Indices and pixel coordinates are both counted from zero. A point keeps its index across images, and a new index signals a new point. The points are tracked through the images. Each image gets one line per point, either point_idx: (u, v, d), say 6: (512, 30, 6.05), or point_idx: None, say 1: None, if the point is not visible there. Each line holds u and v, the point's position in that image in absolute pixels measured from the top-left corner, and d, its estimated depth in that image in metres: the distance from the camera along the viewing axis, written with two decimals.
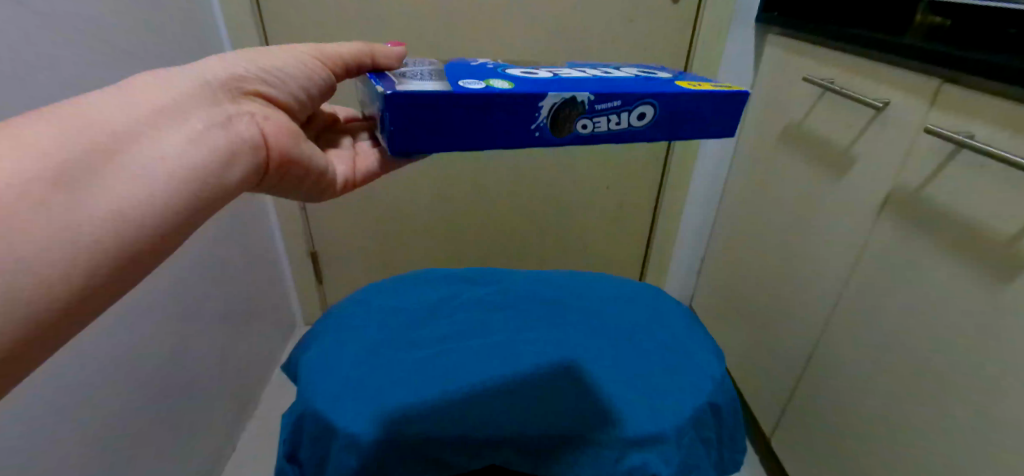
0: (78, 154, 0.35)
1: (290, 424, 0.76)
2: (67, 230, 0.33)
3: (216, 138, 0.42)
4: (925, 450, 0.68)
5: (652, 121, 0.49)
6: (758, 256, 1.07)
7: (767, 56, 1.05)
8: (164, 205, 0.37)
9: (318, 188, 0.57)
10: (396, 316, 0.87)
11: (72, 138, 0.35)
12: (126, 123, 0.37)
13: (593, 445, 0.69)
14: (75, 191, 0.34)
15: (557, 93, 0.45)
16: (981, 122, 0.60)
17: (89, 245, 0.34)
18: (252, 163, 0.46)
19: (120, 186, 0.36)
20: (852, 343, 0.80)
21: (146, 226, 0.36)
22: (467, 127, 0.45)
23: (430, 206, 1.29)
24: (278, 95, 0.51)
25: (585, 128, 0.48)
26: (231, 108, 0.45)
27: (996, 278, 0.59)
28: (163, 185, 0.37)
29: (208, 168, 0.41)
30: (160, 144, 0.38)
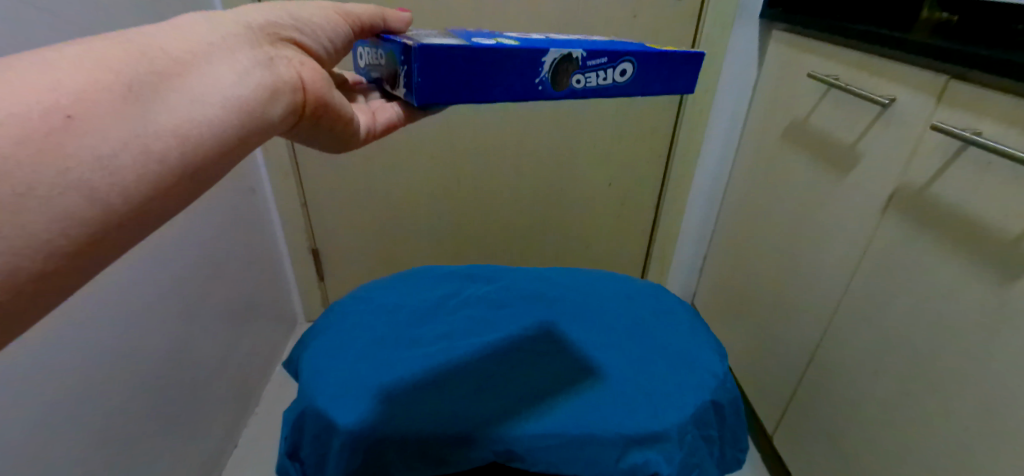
0: (141, 75, 0.36)
1: (291, 421, 0.76)
2: (136, 137, 0.34)
3: (257, 77, 0.42)
4: (929, 450, 0.67)
5: (632, 77, 0.55)
6: (761, 254, 1.07)
7: (771, 52, 1.04)
8: (218, 129, 0.38)
9: (341, 138, 0.55)
10: (397, 314, 0.87)
11: (135, 61, 0.36)
12: (182, 51, 0.38)
13: (595, 442, 0.69)
14: (145, 103, 0.35)
15: (556, 50, 0.50)
16: (987, 119, 0.60)
17: (157, 153, 0.35)
18: (292, 103, 0.45)
19: (180, 105, 0.36)
20: (855, 342, 0.80)
21: (203, 146, 0.37)
22: (483, 79, 0.48)
23: (432, 203, 1.29)
24: (311, 45, 0.49)
25: (580, 83, 0.52)
26: (270, 49, 0.44)
27: (1001, 277, 0.58)
28: (218, 109, 0.38)
29: (254, 99, 0.41)
30: (213, 73, 0.39)
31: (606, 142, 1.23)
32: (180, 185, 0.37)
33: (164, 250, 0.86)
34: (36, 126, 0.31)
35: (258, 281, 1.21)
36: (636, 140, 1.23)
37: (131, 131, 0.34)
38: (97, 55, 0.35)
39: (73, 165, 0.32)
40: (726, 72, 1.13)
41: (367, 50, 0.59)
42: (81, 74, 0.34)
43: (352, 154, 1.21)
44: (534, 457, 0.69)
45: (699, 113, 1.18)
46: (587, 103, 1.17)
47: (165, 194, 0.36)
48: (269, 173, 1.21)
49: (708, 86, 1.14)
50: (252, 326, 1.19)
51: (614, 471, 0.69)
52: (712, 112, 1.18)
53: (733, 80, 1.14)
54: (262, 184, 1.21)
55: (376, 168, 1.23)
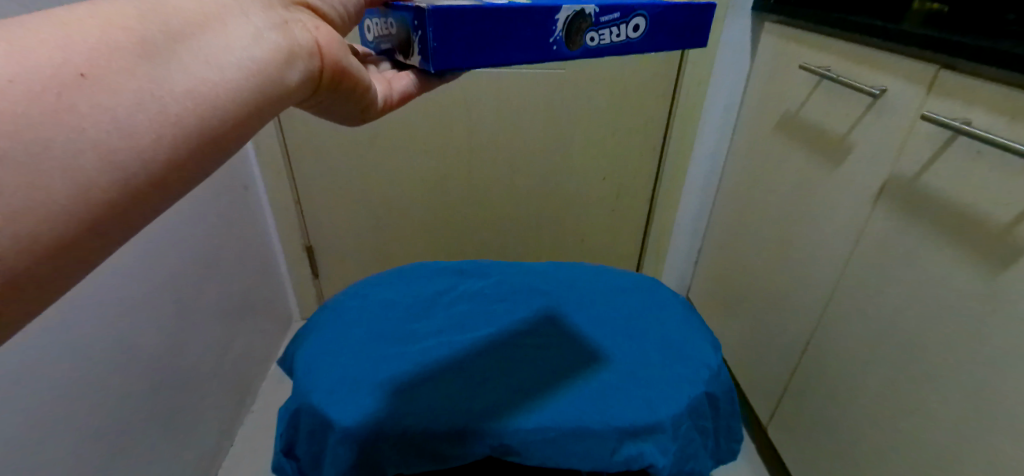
0: (150, 31, 0.30)
1: (286, 417, 0.76)
2: (152, 99, 0.29)
3: (273, 41, 0.36)
4: (923, 438, 0.68)
5: (645, 32, 0.55)
6: (755, 245, 1.07)
7: (764, 43, 1.04)
8: (235, 93, 0.33)
9: (359, 107, 0.48)
10: (393, 310, 0.87)
11: (143, 17, 0.31)
12: (195, 9, 0.33)
13: (591, 436, 0.69)
14: (160, 62, 0.30)
15: (570, 6, 0.49)
16: (978, 109, 0.60)
17: (174, 117, 0.30)
18: (311, 71, 0.39)
19: (196, 65, 0.31)
20: (848, 332, 0.80)
21: (222, 112, 0.32)
22: (496, 40, 0.47)
23: (426, 199, 1.29)
24: (324, 10, 0.43)
25: (595, 41, 0.52)
26: (285, 11, 0.38)
27: (991, 266, 0.59)
28: (235, 71, 0.33)
29: (272, 62, 0.35)
30: (230, 32, 0.34)
31: (600, 136, 1.23)
32: (199, 155, 0.31)
33: (158, 248, 0.86)
34: (40, 84, 0.26)
35: (252, 279, 1.21)
36: (630, 133, 1.23)
37: (144, 92, 0.29)
38: (103, 7, 0.30)
39: (78, 129, 0.27)
40: (720, 63, 1.13)
41: (377, 21, 0.56)
42: (88, 29, 0.29)
43: (345, 150, 1.21)
44: (530, 451, 0.69)
45: (693, 106, 1.17)
46: (580, 97, 1.17)
47: (183, 165, 0.31)
48: (262, 171, 1.20)
49: (701, 78, 1.14)
50: (247, 324, 1.19)
51: (609, 464, 0.70)
52: (706, 104, 1.18)
53: (727, 71, 1.14)
54: (256, 182, 1.21)
55: (370, 165, 1.23)
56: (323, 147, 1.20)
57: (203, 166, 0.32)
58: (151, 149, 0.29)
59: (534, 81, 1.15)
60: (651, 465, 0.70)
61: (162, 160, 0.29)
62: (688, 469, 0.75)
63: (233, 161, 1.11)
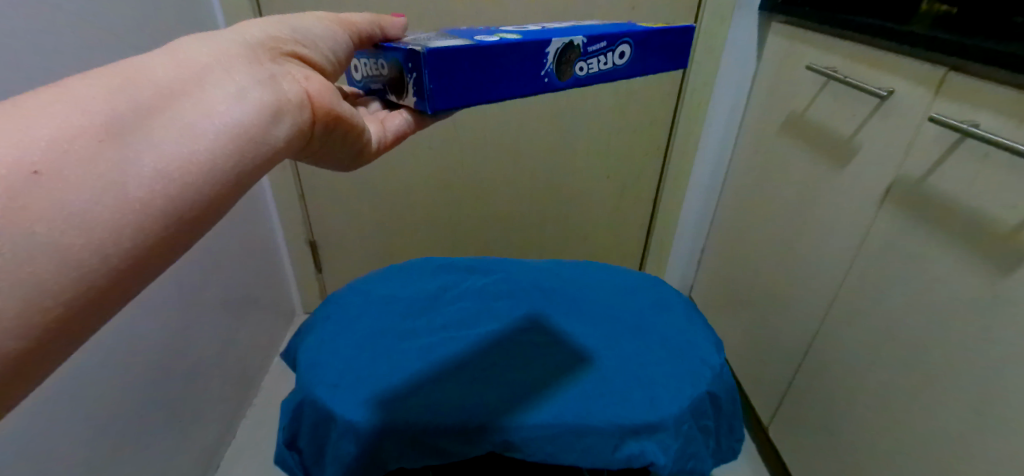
0: (120, 111, 0.33)
1: (290, 411, 0.76)
2: (116, 188, 0.31)
3: (257, 97, 0.39)
4: (924, 441, 0.68)
5: (630, 58, 0.57)
6: (759, 246, 1.07)
7: (771, 45, 1.04)
8: (211, 159, 0.35)
9: (356, 149, 0.52)
10: (395, 306, 0.87)
11: (115, 96, 0.33)
12: (173, 78, 0.36)
13: (594, 433, 0.69)
14: (126, 142, 0.32)
15: (560, 39, 0.51)
16: (986, 111, 0.60)
17: (139, 203, 0.32)
18: (300, 122, 0.43)
19: (168, 141, 0.34)
20: (851, 333, 0.80)
21: (195, 187, 0.34)
22: (490, 77, 0.49)
23: (429, 194, 1.29)
24: (314, 57, 0.47)
25: (583, 70, 0.54)
26: (272, 64, 0.43)
27: (998, 269, 0.59)
28: (212, 138, 0.36)
29: (258, 120, 0.39)
30: (207, 99, 0.37)
31: (604, 135, 1.23)
32: (176, 236, 0.34)
33: None
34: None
35: (256, 272, 1.21)
36: (634, 133, 1.23)
37: (106, 179, 0.31)
38: (74, 95, 0.32)
39: (45, 235, 0.29)
40: (725, 65, 1.13)
41: (366, 61, 0.56)
42: (52, 119, 0.31)
43: None
44: (533, 447, 0.69)
45: (698, 105, 1.18)
46: (586, 95, 1.17)
47: (160, 248, 0.34)
48: None
49: (706, 78, 1.14)
50: (250, 317, 1.19)
51: (611, 461, 0.70)
52: (711, 105, 1.18)
53: (732, 72, 1.14)
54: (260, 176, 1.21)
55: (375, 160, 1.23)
56: None
57: (180, 246, 0.35)
58: (117, 243, 0.31)
59: None
60: (652, 463, 0.70)
61: (138, 247, 0.32)
62: (690, 467, 0.76)
63: None
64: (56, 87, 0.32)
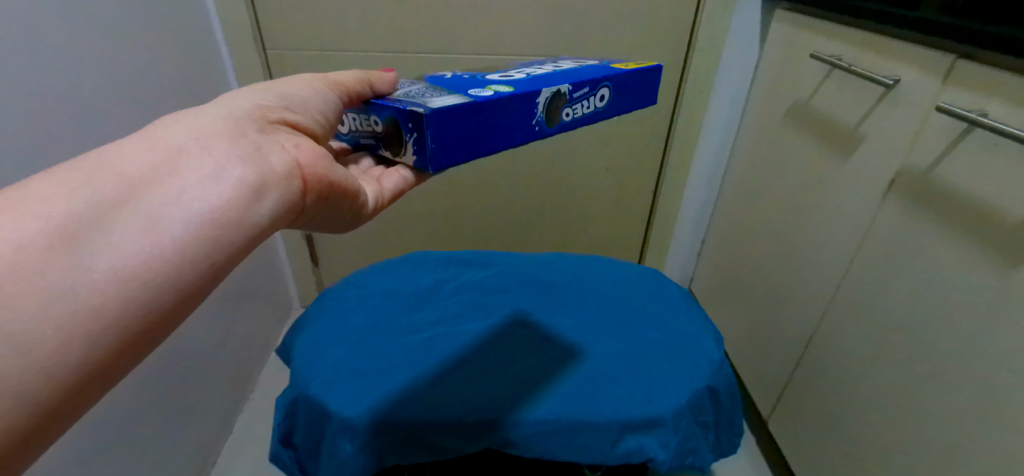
0: (80, 213, 0.34)
1: (284, 407, 0.75)
2: (66, 298, 0.32)
3: (236, 174, 0.40)
4: (927, 437, 0.67)
5: (609, 100, 0.61)
6: (761, 238, 1.06)
7: (773, 33, 1.02)
8: (179, 252, 0.36)
9: (355, 210, 0.54)
10: (390, 300, 0.86)
11: (76, 195, 0.34)
12: (140, 170, 0.37)
13: (592, 429, 0.69)
14: (77, 249, 0.33)
15: (548, 89, 0.54)
16: (996, 100, 0.58)
17: (91, 312, 0.33)
18: (287, 194, 0.44)
19: (128, 239, 0.35)
20: (853, 327, 0.79)
21: (154, 286, 0.35)
22: (487, 130, 0.51)
23: (427, 187, 1.27)
24: (305, 121, 0.49)
25: (569, 115, 0.57)
26: (258, 135, 0.44)
27: (1006, 262, 0.57)
28: (179, 231, 0.36)
29: (237, 200, 0.40)
30: (177, 187, 0.37)
31: (604, 126, 1.21)
32: (141, 334, 0.36)
33: None
34: None
35: (252, 266, 1.20)
36: (634, 124, 1.21)
37: (58, 291, 0.32)
38: (33, 198, 0.33)
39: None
40: (727, 54, 1.11)
41: (354, 116, 0.56)
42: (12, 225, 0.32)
43: None
44: (530, 444, 0.69)
45: (700, 95, 1.16)
46: None
47: (128, 345, 0.35)
48: None
49: (708, 67, 1.12)
50: (246, 311, 1.18)
51: (610, 457, 0.69)
52: (712, 94, 1.16)
53: (734, 62, 1.11)
54: None
55: None
56: None
57: (140, 346, 0.36)
58: (72, 354, 0.32)
59: None
60: (652, 458, 0.69)
61: (104, 350, 0.34)
62: (688, 463, 0.75)
63: None
64: (21, 187, 0.34)
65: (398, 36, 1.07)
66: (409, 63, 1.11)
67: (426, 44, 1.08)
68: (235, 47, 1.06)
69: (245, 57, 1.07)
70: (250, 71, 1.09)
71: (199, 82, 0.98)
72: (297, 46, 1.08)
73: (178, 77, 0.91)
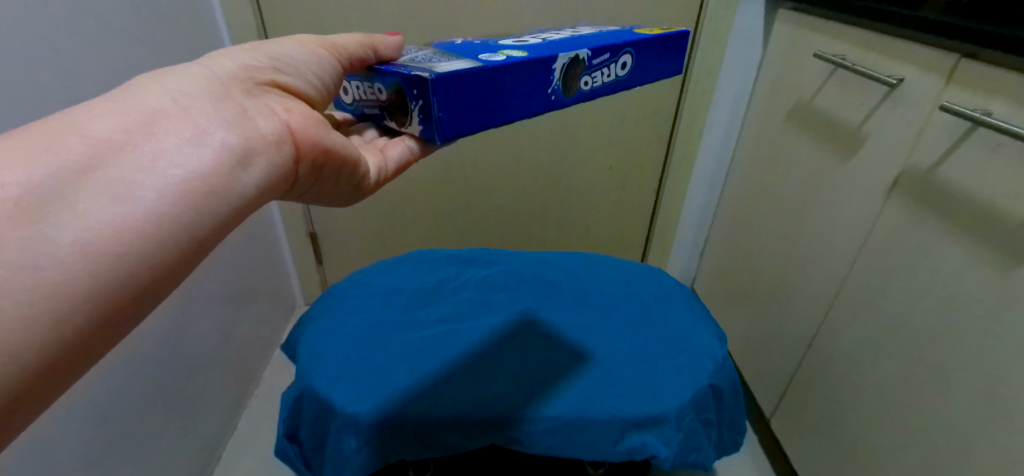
0: (50, 177, 0.34)
1: (288, 403, 0.75)
2: (37, 264, 0.32)
3: (219, 138, 0.41)
4: (928, 434, 0.67)
5: (630, 67, 0.61)
6: (763, 236, 1.06)
7: (776, 32, 1.02)
8: (158, 214, 0.37)
9: (352, 179, 0.55)
10: (393, 298, 0.86)
11: (45, 157, 0.35)
12: (117, 132, 0.37)
13: (595, 426, 0.69)
14: (50, 212, 0.33)
15: (565, 54, 0.54)
16: (999, 99, 0.58)
17: (71, 276, 0.33)
18: (276, 160, 0.45)
19: (104, 203, 0.35)
20: (855, 325, 0.80)
21: (131, 253, 0.36)
22: (498, 97, 0.51)
23: (430, 185, 1.28)
24: (296, 84, 0.51)
25: (587, 84, 0.57)
26: (245, 99, 0.45)
27: (1008, 260, 0.58)
28: (157, 193, 0.37)
29: (222, 164, 0.41)
30: (153, 150, 0.38)
31: (607, 124, 1.21)
32: (127, 299, 0.36)
33: None
34: None
35: (256, 265, 1.21)
36: (636, 122, 1.22)
37: (33, 254, 0.32)
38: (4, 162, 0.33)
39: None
40: (731, 52, 1.11)
41: (358, 84, 0.58)
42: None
43: None
44: (533, 441, 0.69)
45: (703, 94, 1.16)
46: None
47: (110, 315, 0.36)
48: None
49: (712, 66, 1.12)
50: (250, 309, 1.19)
51: (612, 453, 0.70)
52: (716, 92, 1.16)
53: (737, 59, 1.11)
54: None
55: None
56: None
57: (134, 306, 0.37)
58: (54, 319, 0.33)
59: None
60: (654, 456, 0.70)
61: (87, 317, 0.34)
62: (691, 461, 0.75)
63: None
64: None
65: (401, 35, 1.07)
66: None
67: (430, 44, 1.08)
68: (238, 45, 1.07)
69: None
70: None
71: None
72: None
73: None
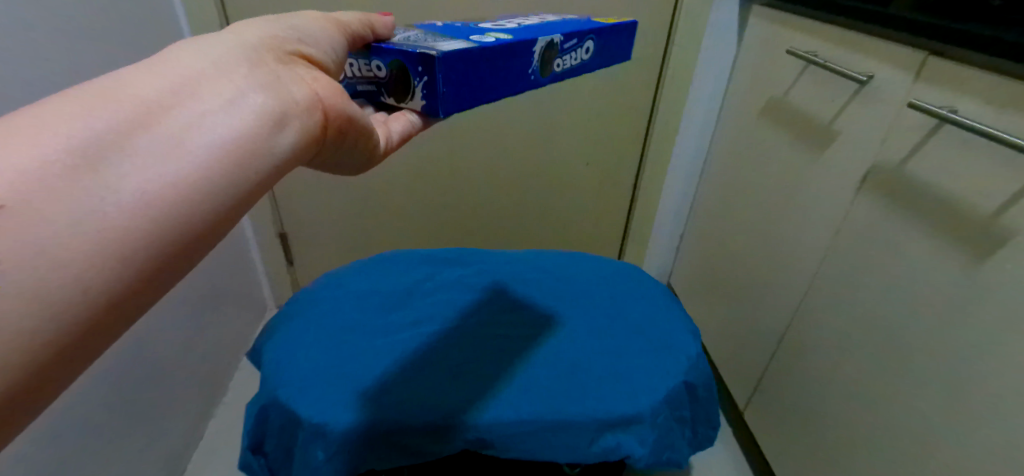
0: (82, 140, 0.31)
1: (252, 414, 0.73)
2: (66, 234, 0.29)
3: (254, 103, 0.38)
4: (898, 428, 0.68)
5: (593, 52, 0.61)
6: (738, 232, 1.06)
7: (751, 28, 1.02)
8: (198, 181, 0.34)
9: (370, 153, 0.51)
10: (364, 301, 0.84)
11: (75, 121, 0.31)
12: (150, 94, 0.34)
13: (569, 428, 0.68)
14: (82, 178, 0.30)
15: (543, 36, 0.53)
16: (965, 97, 0.58)
17: (104, 246, 0.30)
18: (308, 129, 0.42)
19: (142, 171, 0.32)
20: (827, 320, 0.80)
21: (167, 223, 0.32)
22: (490, 76, 0.50)
23: (405, 183, 1.25)
24: (322, 55, 0.47)
25: (560, 66, 0.57)
26: (277, 66, 0.42)
27: (975, 256, 0.58)
28: (195, 159, 0.34)
29: (257, 131, 0.37)
30: (190, 115, 0.35)
31: (583, 120, 1.20)
32: (160, 271, 0.33)
33: None
34: None
35: (224, 267, 1.17)
36: (612, 118, 1.21)
37: (64, 225, 0.29)
38: (36, 127, 0.30)
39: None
40: (707, 48, 1.10)
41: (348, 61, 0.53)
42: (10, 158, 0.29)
43: None
44: (507, 445, 0.68)
45: (679, 89, 1.15)
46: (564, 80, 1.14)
47: (140, 289, 0.33)
48: None
49: (687, 61, 1.11)
50: (218, 312, 1.15)
51: (588, 454, 0.69)
52: (692, 88, 1.16)
53: (712, 55, 1.11)
54: None
55: None
56: None
57: (165, 281, 0.34)
58: (78, 296, 0.30)
59: None
60: (629, 456, 0.70)
61: (117, 291, 0.31)
62: (666, 458, 0.75)
63: None
64: (21, 118, 0.31)
65: None
66: None
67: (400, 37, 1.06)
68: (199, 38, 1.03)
69: None
70: None
71: None
72: None
73: None
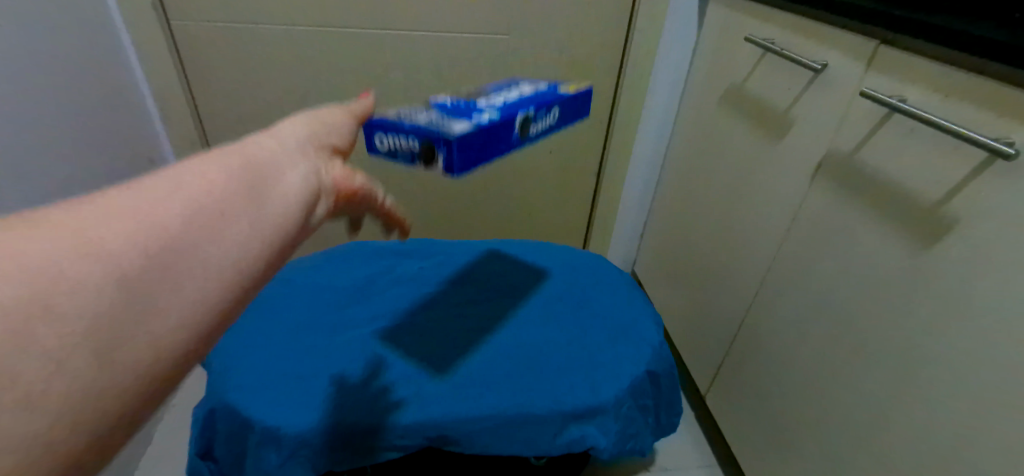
0: (160, 223, 0.25)
1: (200, 418, 0.69)
2: (128, 339, 0.23)
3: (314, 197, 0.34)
4: (850, 410, 0.70)
5: (561, 119, 0.61)
6: (698, 219, 1.07)
7: (711, 15, 1.02)
8: (262, 275, 0.29)
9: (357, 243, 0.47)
10: (321, 297, 0.81)
11: (152, 204, 0.26)
12: (232, 175, 0.30)
13: (533, 421, 0.68)
14: (157, 270, 0.24)
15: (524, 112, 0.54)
16: (914, 87, 0.59)
17: (167, 353, 0.24)
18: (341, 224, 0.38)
19: (213, 263, 0.26)
20: (783, 306, 0.82)
21: (219, 324, 0.27)
22: (490, 150, 0.52)
23: (363, 172, 1.22)
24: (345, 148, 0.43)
25: (536, 132, 0.58)
26: (324, 160, 0.38)
27: (920, 242, 0.60)
28: (267, 250, 0.29)
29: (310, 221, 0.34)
30: (267, 207, 0.30)
31: None
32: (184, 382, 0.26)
33: None
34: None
35: None
36: None
37: (131, 328, 0.23)
38: (131, 201, 0.26)
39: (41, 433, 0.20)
40: (668, 35, 1.10)
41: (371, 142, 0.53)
42: (112, 232, 0.24)
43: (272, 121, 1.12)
44: (469, 441, 0.67)
45: (641, 77, 1.15)
46: (526, 66, 1.12)
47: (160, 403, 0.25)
48: (171, 141, 1.12)
49: (649, 48, 1.11)
50: None
51: (552, 447, 0.69)
52: (654, 75, 1.15)
53: (675, 44, 1.10)
54: (162, 151, 1.11)
55: None
56: (242, 115, 1.11)
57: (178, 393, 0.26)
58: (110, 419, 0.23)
59: (474, 46, 1.08)
60: (593, 447, 0.69)
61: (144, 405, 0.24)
62: (629, 447, 0.76)
63: (134, 130, 1.00)
64: (101, 198, 0.26)
65: (324, 12, 1.00)
66: (340, 42, 1.04)
67: (352, 19, 1.02)
68: (132, 17, 0.96)
69: (145, 28, 0.98)
70: (153, 46, 1.00)
71: (94, 59, 0.88)
72: (206, 20, 0.99)
73: (72, 53, 0.82)
